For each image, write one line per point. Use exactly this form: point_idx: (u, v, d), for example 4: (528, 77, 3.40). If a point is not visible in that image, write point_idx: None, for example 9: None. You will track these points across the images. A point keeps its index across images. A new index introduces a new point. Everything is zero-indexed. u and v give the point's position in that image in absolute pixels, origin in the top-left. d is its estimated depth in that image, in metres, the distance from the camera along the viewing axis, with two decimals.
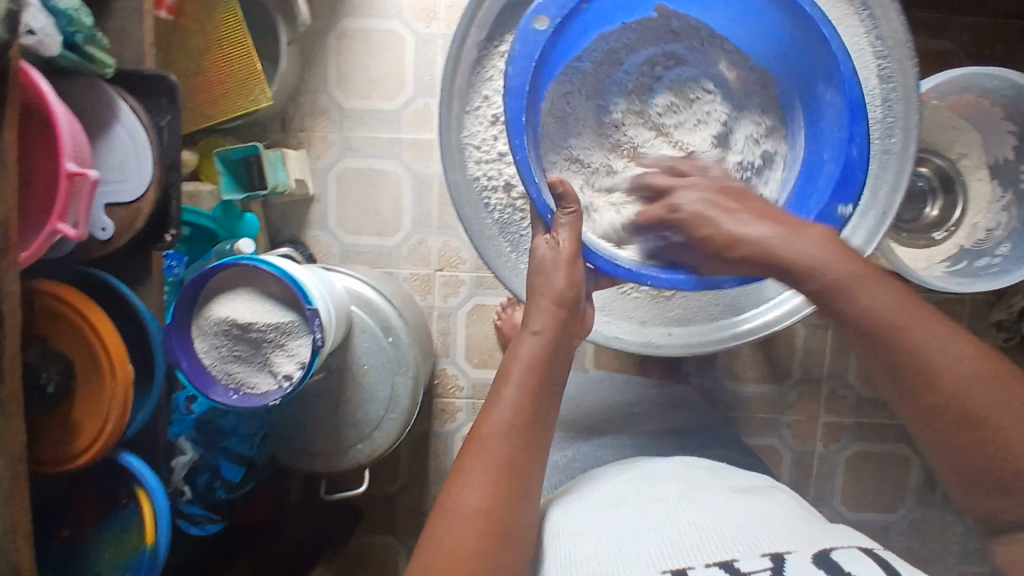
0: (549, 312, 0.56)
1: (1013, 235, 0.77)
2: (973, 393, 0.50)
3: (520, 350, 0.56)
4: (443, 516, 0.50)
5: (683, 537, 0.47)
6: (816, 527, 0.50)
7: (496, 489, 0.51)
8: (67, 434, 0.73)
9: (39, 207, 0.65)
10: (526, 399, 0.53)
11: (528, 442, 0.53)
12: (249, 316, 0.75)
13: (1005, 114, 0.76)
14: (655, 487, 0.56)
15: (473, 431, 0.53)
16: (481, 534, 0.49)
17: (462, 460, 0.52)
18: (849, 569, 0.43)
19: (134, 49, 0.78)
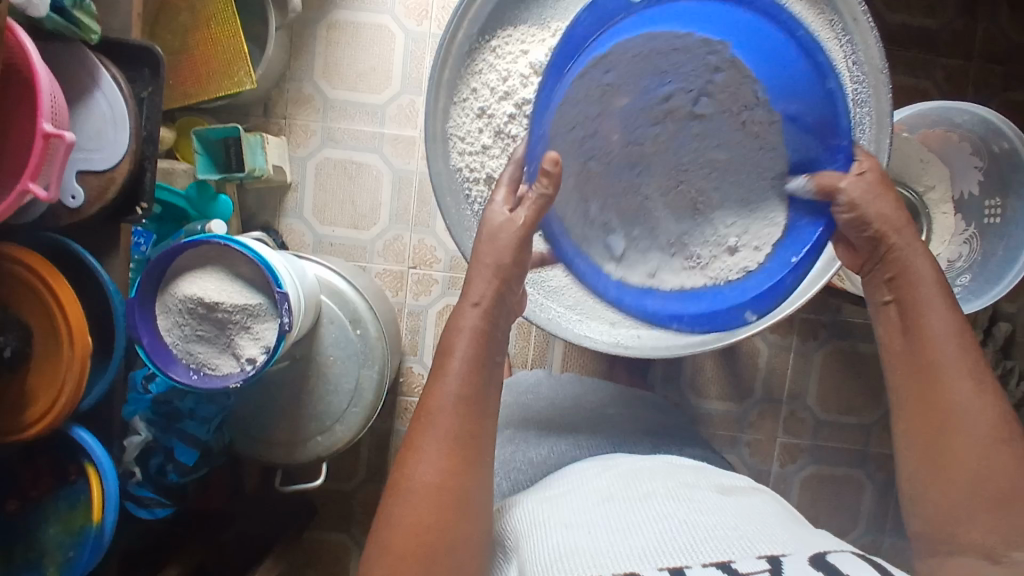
0: (491, 283, 0.55)
1: (973, 266, 0.80)
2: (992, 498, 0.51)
3: (464, 323, 0.54)
4: (397, 495, 0.49)
5: (677, 537, 0.47)
6: (800, 530, 0.50)
7: (451, 463, 0.49)
8: (20, 404, 0.71)
9: (10, 168, 0.63)
10: (472, 372, 0.52)
11: (479, 414, 0.51)
12: (217, 295, 0.74)
13: (972, 150, 0.79)
14: (643, 486, 0.56)
15: (420, 409, 0.52)
16: (436, 510, 0.48)
17: (413, 436, 0.51)
18: (844, 569, 0.43)
19: (122, 19, 0.77)
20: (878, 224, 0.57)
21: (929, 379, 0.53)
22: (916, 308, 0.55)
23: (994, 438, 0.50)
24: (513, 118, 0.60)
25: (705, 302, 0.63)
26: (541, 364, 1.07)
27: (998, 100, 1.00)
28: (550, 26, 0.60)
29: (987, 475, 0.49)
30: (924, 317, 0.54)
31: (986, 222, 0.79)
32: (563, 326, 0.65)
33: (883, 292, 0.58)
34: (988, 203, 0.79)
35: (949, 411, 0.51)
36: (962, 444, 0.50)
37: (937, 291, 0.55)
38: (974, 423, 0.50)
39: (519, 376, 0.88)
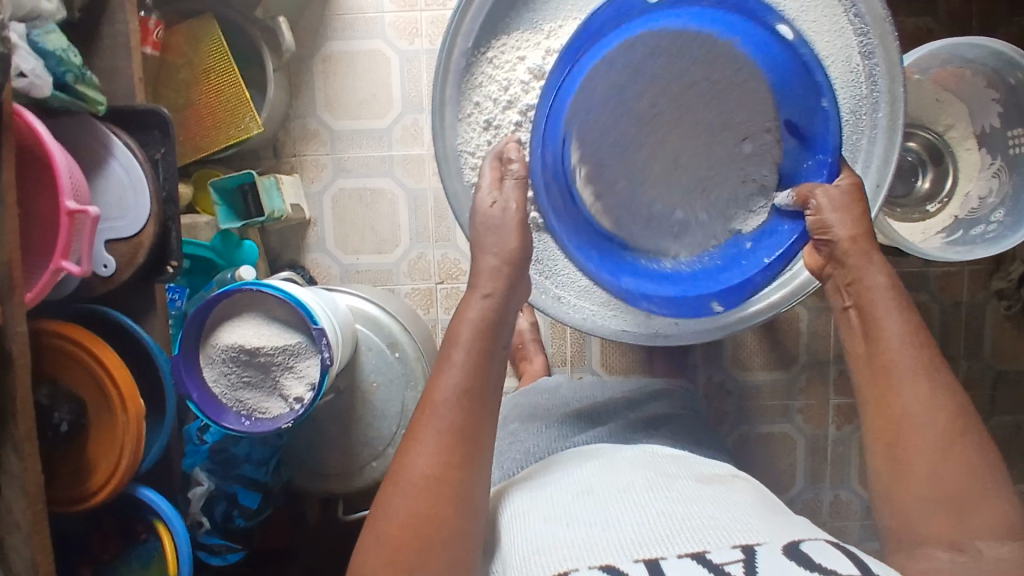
0: (499, 272, 0.56)
1: (1006, 200, 0.77)
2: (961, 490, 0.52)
3: (468, 314, 0.56)
4: (396, 486, 0.51)
5: (653, 527, 0.49)
6: (778, 517, 0.52)
7: (450, 457, 0.51)
8: (82, 472, 0.73)
9: (40, 248, 0.65)
10: (475, 363, 0.54)
11: (480, 406, 0.53)
12: (256, 340, 0.75)
13: (988, 84, 0.76)
14: (622, 478, 0.57)
15: (425, 400, 0.53)
16: (433, 499, 0.50)
17: (415, 428, 0.53)
18: (821, 562, 0.44)
19: (124, 86, 0.79)
20: (840, 230, 0.57)
21: (881, 383, 0.56)
22: (871, 312, 0.57)
23: (952, 433, 0.52)
24: (519, 126, 0.60)
25: (689, 281, 0.61)
26: (581, 361, 1.07)
27: (1007, 27, 0.97)
28: (543, 28, 0.59)
29: (943, 467, 0.51)
30: (882, 328, 0.56)
31: (1013, 153, 0.77)
32: (598, 324, 0.65)
33: (843, 297, 0.60)
34: (1011, 134, 0.77)
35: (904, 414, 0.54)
36: (919, 441, 0.53)
37: (894, 297, 0.57)
38: (926, 418, 0.53)
39: (541, 384, 0.94)
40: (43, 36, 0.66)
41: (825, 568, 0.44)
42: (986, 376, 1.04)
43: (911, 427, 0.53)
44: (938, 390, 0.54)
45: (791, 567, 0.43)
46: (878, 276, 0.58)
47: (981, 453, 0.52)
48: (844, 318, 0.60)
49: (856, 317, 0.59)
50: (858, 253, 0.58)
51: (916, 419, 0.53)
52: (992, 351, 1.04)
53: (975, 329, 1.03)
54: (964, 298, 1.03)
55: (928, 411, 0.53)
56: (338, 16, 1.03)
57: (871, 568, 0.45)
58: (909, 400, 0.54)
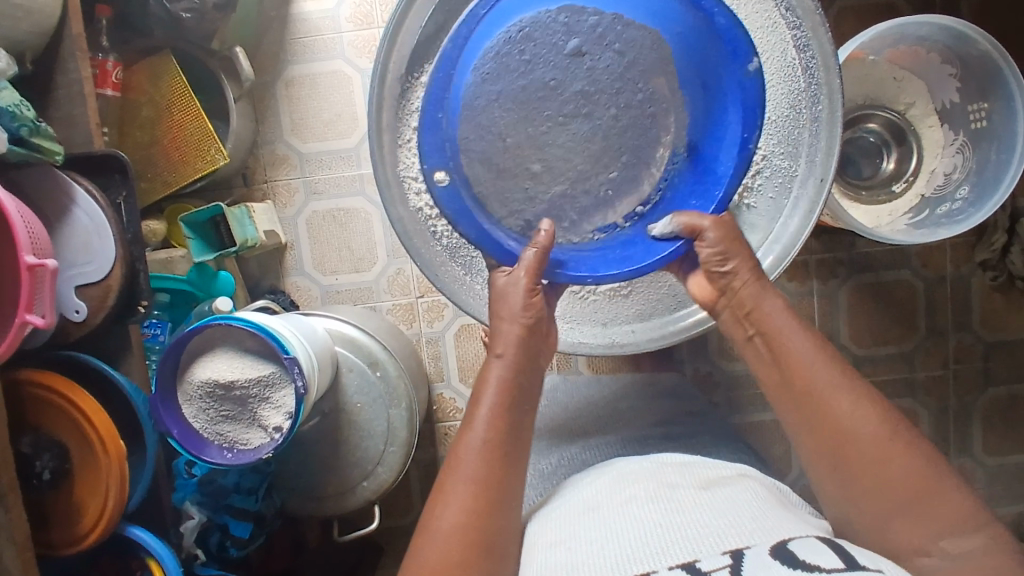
0: (516, 339, 0.60)
1: (970, 176, 0.78)
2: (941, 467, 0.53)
3: (489, 377, 0.59)
4: (427, 537, 0.53)
5: (650, 541, 0.48)
6: (778, 513, 0.51)
7: (478, 506, 0.54)
8: (71, 516, 0.74)
9: (6, 302, 0.66)
10: (498, 422, 0.57)
11: (504, 459, 0.56)
12: (230, 373, 0.76)
13: (943, 60, 0.76)
14: (625, 492, 0.56)
15: (453, 455, 0.57)
16: (463, 549, 0.52)
17: (442, 484, 0.56)
18: (807, 559, 0.43)
19: (81, 132, 0.80)
20: (737, 259, 0.60)
21: (806, 405, 0.57)
22: (776, 335, 0.60)
23: (886, 440, 0.54)
24: None
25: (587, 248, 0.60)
26: (567, 363, 1.06)
27: None
28: None
29: (889, 476, 0.53)
30: (789, 351, 0.59)
31: (974, 127, 0.77)
32: None
33: (745, 327, 0.62)
34: (972, 107, 0.77)
35: (835, 427, 0.55)
36: (896, 423, 0.55)
37: None
38: (902, 401, 0.55)
39: None
40: None
41: (809, 565, 0.43)
42: (976, 349, 1.03)
43: (851, 438, 0.54)
44: (861, 398, 0.56)
45: (775, 569, 0.42)
46: (772, 299, 0.61)
47: (922, 452, 0.53)
48: (750, 346, 0.62)
49: (763, 343, 0.61)
50: (751, 285, 0.60)
51: (848, 433, 0.55)
52: (981, 322, 1.02)
53: (961, 302, 1.02)
54: (948, 272, 1.01)
55: (847, 420, 0.55)
56: (296, 40, 1.03)
57: (858, 563, 0.44)
58: (835, 413, 0.55)
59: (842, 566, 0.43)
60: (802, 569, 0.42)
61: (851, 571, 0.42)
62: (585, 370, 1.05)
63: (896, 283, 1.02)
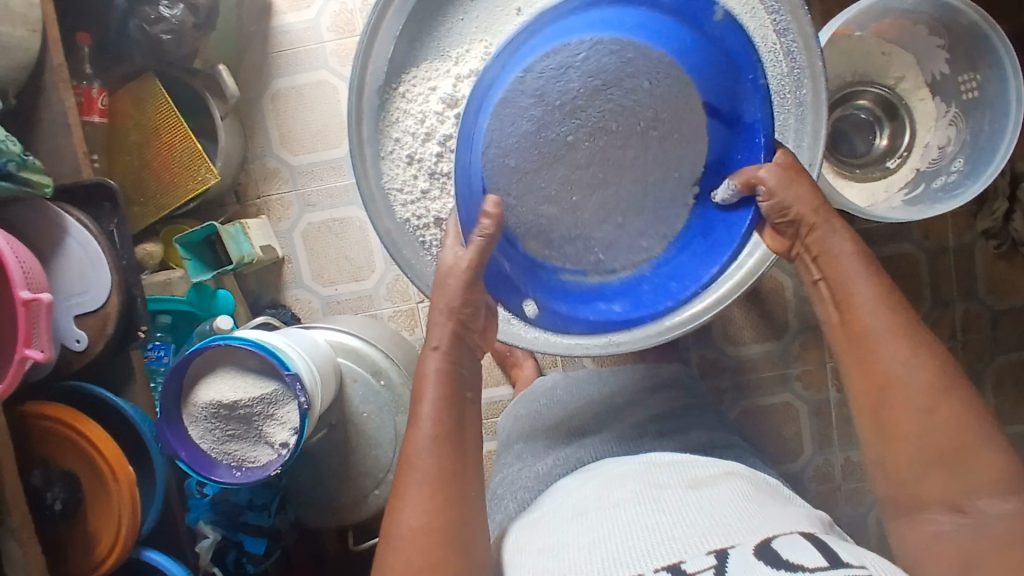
0: (443, 325, 0.57)
1: (965, 148, 0.77)
2: (960, 447, 0.51)
3: (427, 368, 0.57)
4: (389, 543, 0.51)
5: (638, 543, 0.48)
6: (765, 510, 0.51)
7: (434, 504, 0.52)
8: (86, 544, 0.75)
9: (6, 339, 0.67)
10: (442, 412, 0.56)
11: (456, 453, 0.54)
12: (232, 394, 0.76)
13: (931, 31, 0.75)
14: (613, 493, 0.57)
15: (402, 455, 0.55)
16: (425, 551, 0.50)
17: (398, 486, 0.54)
18: (789, 558, 0.43)
19: (70, 162, 0.80)
20: (799, 206, 0.57)
21: (859, 350, 0.56)
22: (839, 281, 0.58)
23: (935, 391, 0.52)
24: (442, 156, 0.60)
25: (567, 302, 0.60)
26: (571, 359, 1.06)
27: None
28: (451, 54, 0.60)
29: (931, 427, 0.52)
30: (855, 304, 0.56)
31: (967, 98, 0.77)
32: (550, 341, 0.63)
33: (811, 271, 0.60)
34: (962, 78, 0.76)
35: (887, 371, 0.54)
36: (905, 403, 0.53)
37: (861, 261, 0.57)
38: (911, 379, 0.53)
39: (538, 386, 0.93)
40: None
41: (794, 564, 0.42)
42: (984, 317, 1.02)
43: (898, 389, 0.53)
44: (918, 348, 0.54)
45: (761, 569, 0.42)
46: (838, 241, 0.58)
47: (969, 406, 0.52)
48: (816, 291, 0.60)
49: (826, 289, 0.59)
50: (820, 230, 0.58)
51: (901, 380, 0.53)
52: (986, 290, 1.01)
53: (966, 271, 1.01)
54: (951, 241, 1.00)
55: (900, 366, 0.54)
56: (279, 53, 1.03)
57: (843, 559, 0.43)
58: (889, 357, 0.54)
59: (826, 559, 0.43)
60: (785, 569, 0.42)
61: (836, 567, 0.42)
62: (590, 365, 1.05)
63: (897, 256, 1.00)
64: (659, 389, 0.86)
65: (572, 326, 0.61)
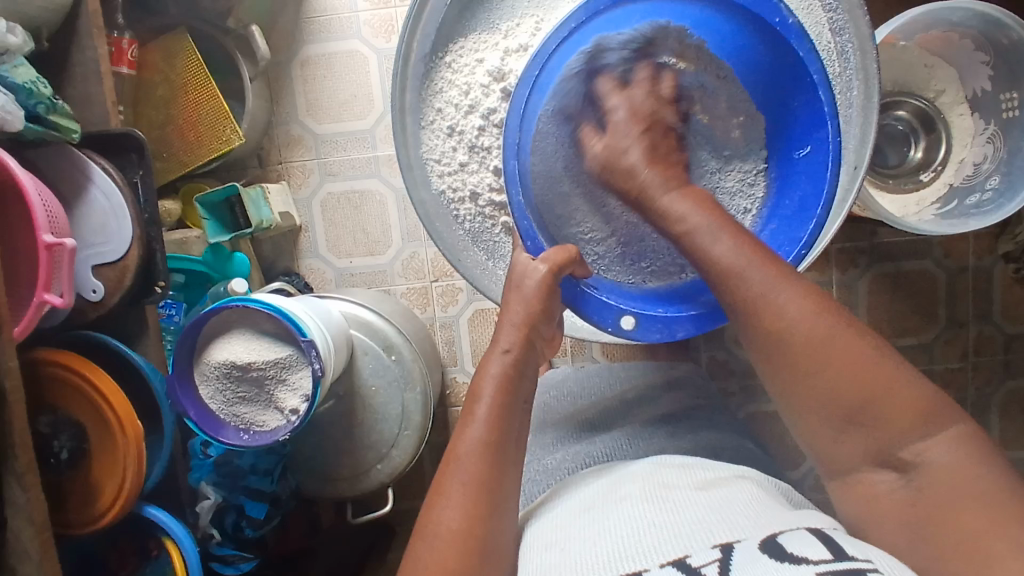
0: (518, 330, 0.59)
1: (1001, 166, 0.76)
2: (871, 394, 0.47)
3: (489, 370, 0.58)
4: (423, 539, 0.51)
5: (642, 540, 0.47)
6: (776, 512, 0.51)
7: (475, 510, 0.51)
8: (88, 495, 0.75)
9: (25, 281, 0.66)
10: (497, 416, 0.56)
11: (501, 458, 0.54)
12: (247, 356, 0.76)
13: (976, 46, 0.75)
14: (621, 492, 0.56)
15: (449, 454, 0.55)
16: (461, 554, 0.49)
17: (440, 484, 0.54)
18: (793, 550, 0.42)
19: (98, 110, 0.79)
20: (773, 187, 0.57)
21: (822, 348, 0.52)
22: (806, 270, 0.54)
23: (824, 330, 0.49)
24: (484, 129, 0.60)
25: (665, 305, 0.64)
26: (581, 350, 1.05)
27: None
28: (501, 27, 0.60)
29: (834, 374, 0.48)
30: (769, 302, 0.50)
31: (1005, 116, 0.76)
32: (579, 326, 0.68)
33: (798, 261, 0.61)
34: (1004, 96, 0.75)
35: (815, 351, 0.48)
36: (802, 361, 0.49)
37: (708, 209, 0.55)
38: (806, 333, 0.49)
39: (549, 375, 0.93)
40: (11, 70, 0.66)
41: (796, 554, 0.41)
42: (996, 340, 1.02)
43: (798, 345, 0.49)
44: (801, 291, 0.50)
45: (761, 560, 0.41)
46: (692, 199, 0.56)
47: (858, 334, 0.49)
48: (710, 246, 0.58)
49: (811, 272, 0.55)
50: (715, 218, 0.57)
51: (796, 336, 0.49)
52: (1001, 314, 1.01)
53: (983, 293, 1.01)
54: (970, 262, 1.00)
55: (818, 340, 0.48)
56: (312, 19, 1.02)
57: (848, 553, 0.42)
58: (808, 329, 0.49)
59: (829, 551, 0.42)
60: (788, 562, 0.40)
61: (839, 560, 0.40)
62: (600, 358, 1.04)
63: (916, 272, 1.00)
64: (671, 387, 0.86)
65: (676, 329, 0.63)
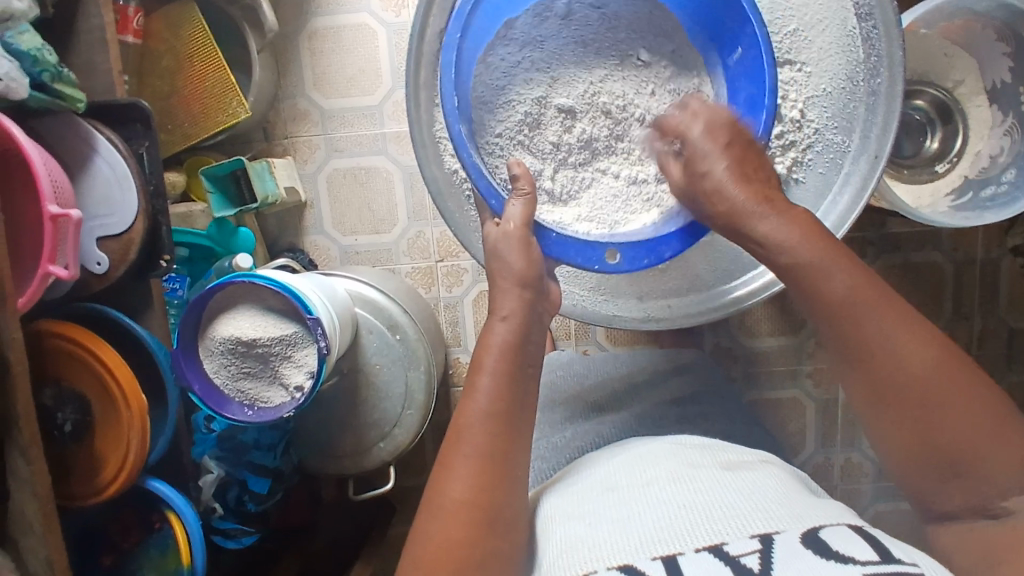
0: (513, 293, 0.58)
1: (1017, 159, 0.75)
2: (966, 449, 0.51)
3: (489, 339, 0.57)
4: (430, 509, 0.51)
5: (674, 522, 0.48)
6: (788, 498, 0.51)
7: (480, 481, 0.51)
8: (92, 467, 0.74)
9: (30, 252, 0.66)
10: (500, 388, 0.55)
11: (507, 432, 0.54)
12: (252, 331, 0.75)
13: (998, 36, 0.73)
14: (645, 471, 0.56)
15: (454, 425, 0.55)
16: (466, 527, 0.50)
17: (445, 454, 0.53)
18: (839, 549, 0.43)
19: (103, 79, 0.78)
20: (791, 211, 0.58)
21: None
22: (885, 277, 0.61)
23: (958, 382, 0.51)
24: None
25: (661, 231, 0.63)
26: (586, 334, 1.05)
27: None
28: None
29: (975, 431, 0.51)
30: (886, 352, 0.53)
31: None
32: (590, 311, 0.66)
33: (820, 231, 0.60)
34: (1022, 90, 0.74)
35: (924, 401, 0.52)
36: (921, 405, 0.52)
37: (842, 266, 0.55)
38: (924, 377, 0.52)
39: (554, 356, 0.92)
40: (16, 37, 0.65)
41: (845, 555, 0.42)
42: (1000, 333, 1.02)
43: (925, 392, 0.52)
44: (927, 342, 0.52)
45: (809, 558, 0.42)
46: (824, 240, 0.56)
47: (994, 403, 0.51)
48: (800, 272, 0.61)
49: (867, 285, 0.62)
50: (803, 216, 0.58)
51: (916, 379, 0.52)
52: (1006, 307, 1.01)
53: (988, 286, 1.00)
54: (978, 255, 1.00)
55: (974, 431, 0.51)
56: None
57: (893, 554, 0.43)
58: (930, 387, 0.51)
59: (874, 551, 0.43)
60: (836, 561, 0.42)
61: (887, 563, 0.42)
62: (603, 342, 1.04)
63: (923, 263, 1.00)
64: (676, 373, 0.86)
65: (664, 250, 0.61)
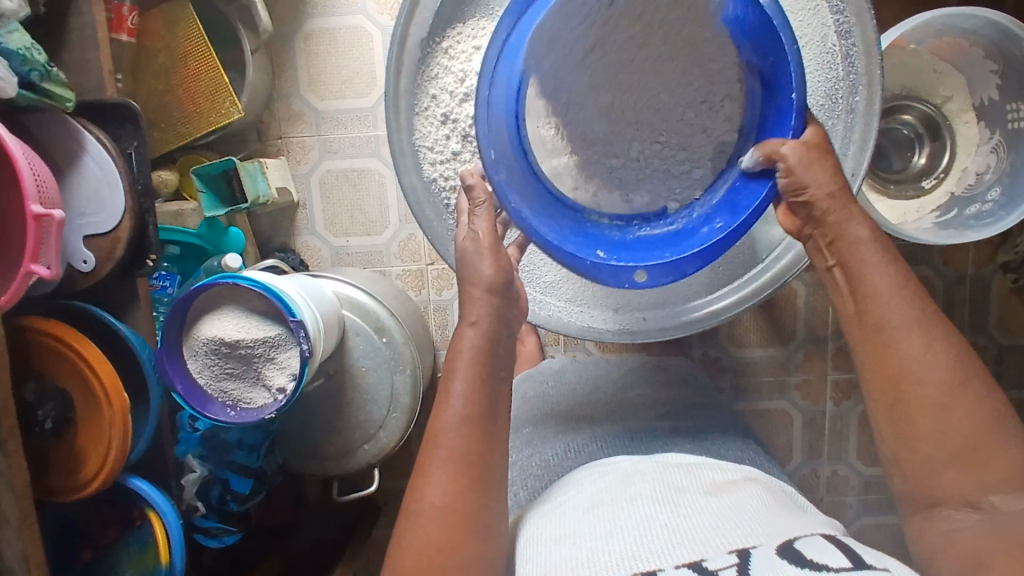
0: (480, 300, 0.58)
1: (1003, 178, 0.75)
2: (975, 440, 0.50)
3: (461, 343, 0.57)
4: (410, 516, 0.51)
5: (655, 540, 0.48)
6: (757, 514, 0.51)
7: (458, 484, 0.52)
8: (73, 463, 0.75)
9: (14, 250, 0.66)
10: (474, 392, 0.55)
11: (483, 436, 0.54)
12: (236, 333, 0.76)
13: (986, 55, 0.73)
14: (629, 489, 0.56)
15: (428, 431, 0.55)
16: (446, 529, 0.50)
17: (423, 460, 0.53)
18: (813, 557, 0.43)
19: (94, 79, 0.78)
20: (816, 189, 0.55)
21: (877, 344, 0.54)
22: (856, 267, 0.55)
23: (951, 388, 0.51)
24: None
25: (664, 240, 0.58)
26: (574, 340, 1.05)
27: None
28: (500, 14, 0.60)
29: (949, 425, 0.51)
30: (893, 353, 0.53)
31: (1012, 127, 0.74)
32: (564, 321, 0.66)
33: (826, 257, 0.58)
34: (1011, 107, 0.74)
35: (920, 395, 0.52)
36: (919, 404, 0.52)
37: (878, 250, 0.56)
38: (924, 375, 0.52)
39: (547, 367, 0.93)
40: (5, 36, 0.65)
41: (818, 563, 0.42)
42: (990, 350, 1.01)
43: (912, 384, 0.52)
44: (934, 344, 0.52)
45: (783, 567, 0.42)
46: (859, 229, 0.56)
47: (985, 404, 0.51)
48: (829, 277, 0.58)
49: (842, 275, 0.57)
50: (837, 213, 0.56)
51: (915, 378, 0.52)
52: (997, 324, 1.00)
53: (979, 303, 1.00)
54: (970, 271, 0.99)
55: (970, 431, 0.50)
56: None
57: (866, 561, 0.43)
58: (933, 384, 0.51)
59: (847, 560, 0.43)
60: (809, 569, 0.41)
61: (860, 569, 0.42)
62: (592, 349, 1.04)
63: (913, 278, 0.99)
64: (659, 384, 0.86)
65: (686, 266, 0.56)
